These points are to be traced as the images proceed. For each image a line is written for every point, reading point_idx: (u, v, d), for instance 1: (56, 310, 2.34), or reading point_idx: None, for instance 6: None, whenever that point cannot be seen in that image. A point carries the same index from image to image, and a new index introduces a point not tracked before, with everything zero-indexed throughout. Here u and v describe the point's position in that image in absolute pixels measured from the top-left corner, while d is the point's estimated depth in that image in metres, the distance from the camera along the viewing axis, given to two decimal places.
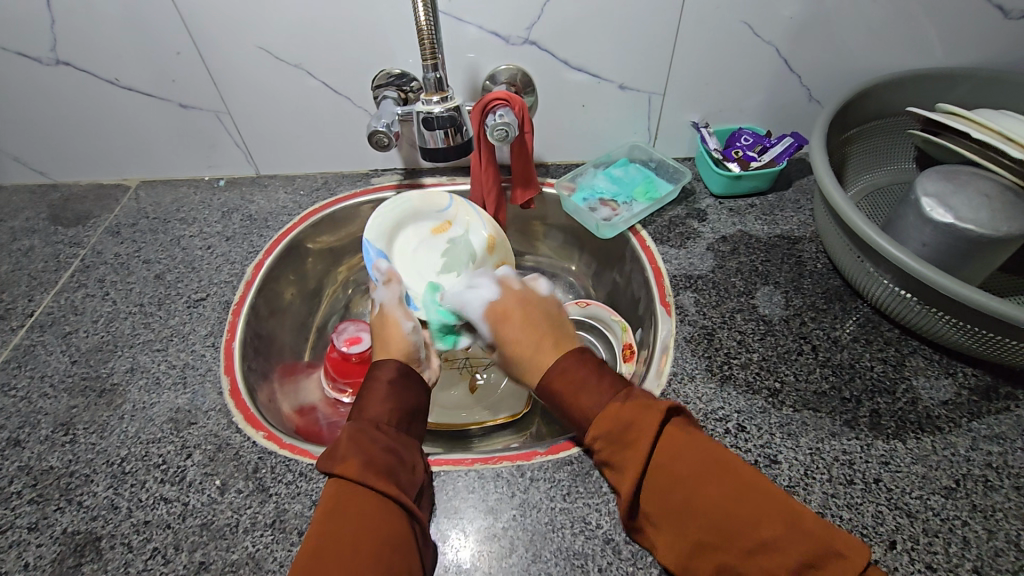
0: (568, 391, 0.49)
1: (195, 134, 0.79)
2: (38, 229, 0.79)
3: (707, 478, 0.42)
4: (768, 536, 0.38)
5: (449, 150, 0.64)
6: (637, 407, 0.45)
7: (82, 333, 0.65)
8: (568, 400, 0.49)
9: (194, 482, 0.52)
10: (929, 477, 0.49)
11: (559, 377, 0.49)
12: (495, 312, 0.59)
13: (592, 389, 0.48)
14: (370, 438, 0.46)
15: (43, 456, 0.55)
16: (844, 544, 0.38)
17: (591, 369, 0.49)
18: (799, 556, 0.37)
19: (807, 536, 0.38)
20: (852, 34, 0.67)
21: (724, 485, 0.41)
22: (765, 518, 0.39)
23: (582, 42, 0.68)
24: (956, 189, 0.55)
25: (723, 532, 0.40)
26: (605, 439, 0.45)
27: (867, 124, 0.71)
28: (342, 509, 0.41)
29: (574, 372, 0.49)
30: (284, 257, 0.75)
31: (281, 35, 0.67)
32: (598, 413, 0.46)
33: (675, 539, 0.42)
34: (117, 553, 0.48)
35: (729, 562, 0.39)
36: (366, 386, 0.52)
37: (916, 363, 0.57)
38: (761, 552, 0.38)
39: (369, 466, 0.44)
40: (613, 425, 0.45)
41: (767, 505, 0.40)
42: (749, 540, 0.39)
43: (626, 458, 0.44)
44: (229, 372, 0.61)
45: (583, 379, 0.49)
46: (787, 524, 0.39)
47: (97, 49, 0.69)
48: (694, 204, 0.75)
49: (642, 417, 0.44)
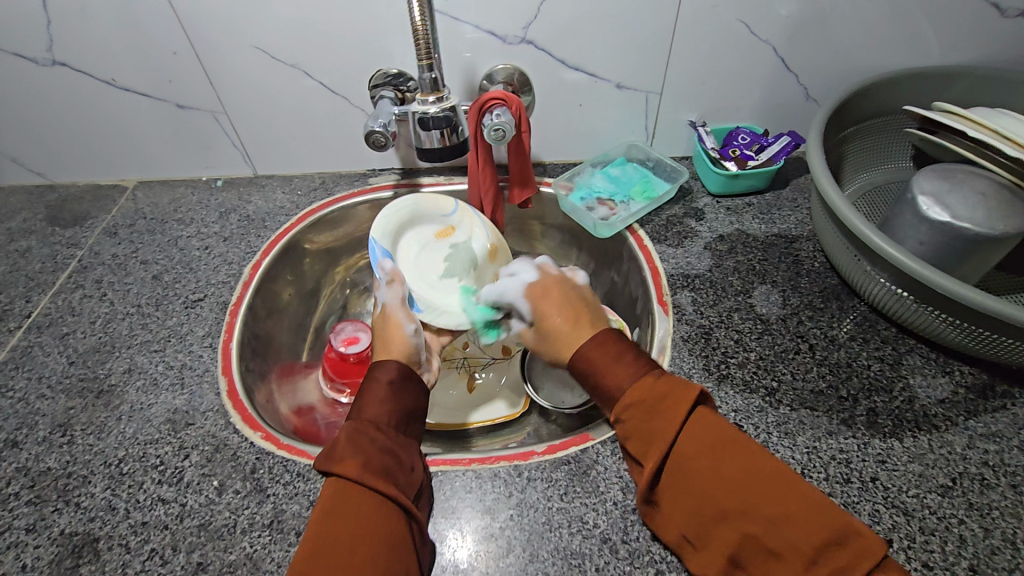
0: (601, 360, 0.48)
1: (192, 135, 0.79)
2: (35, 229, 0.79)
3: (732, 453, 0.42)
4: (792, 509, 0.39)
5: (445, 150, 0.64)
6: (673, 382, 0.45)
7: (80, 334, 0.65)
8: (599, 370, 0.48)
9: (192, 483, 0.52)
10: (925, 475, 0.49)
11: (595, 348, 0.49)
12: (536, 292, 0.57)
13: (625, 362, 0.48)
14: (368, 438, 0.46)
15: (41, 457, 0.55)
16: (860, 528, 0.38)
17: (625, 346, 0.49)
18: (816, 530, 0.38)
19: (827, 514, 0.38)
20: (849, 33, 0.67)
21: (750, 460, 0.41)
22: (789, 492, 0.39)
23: (579, 42, 0.68)
24: (952, 188, 0.55)
25: (748, 503, 0.40)
26: (637, 406, 0.45)
27: (864, 123, 0.71)
28: (340, 508, 0.41)
29: (608, 345, 0.49)
30: (282, 257, 0.75)
31: (277, 35, 0.67)
32: (632, 383, 0.46)
33: (696, 511, 0.42)
34: (115, 554, 0.48)
35: (753, 532, 0.39)
36: (365, 386, 0.51)
37: (913, 362, 0.57)
38: (785, 524, 0.38)
39: (369, 467, 0.43)
40: (649, 394, 0.45)
41: (790, 480, 0.40)
42: (775, 511, 0.39)
43: (656, 428, 0.44)
44: (227, 373, 0.61)
45: (616, 353, 0.49)
46: (808, 500, 0.39)
47: (93, 50, 0.69)
48: (692, 203, 0.75)
49: (677, 391, 0.44)
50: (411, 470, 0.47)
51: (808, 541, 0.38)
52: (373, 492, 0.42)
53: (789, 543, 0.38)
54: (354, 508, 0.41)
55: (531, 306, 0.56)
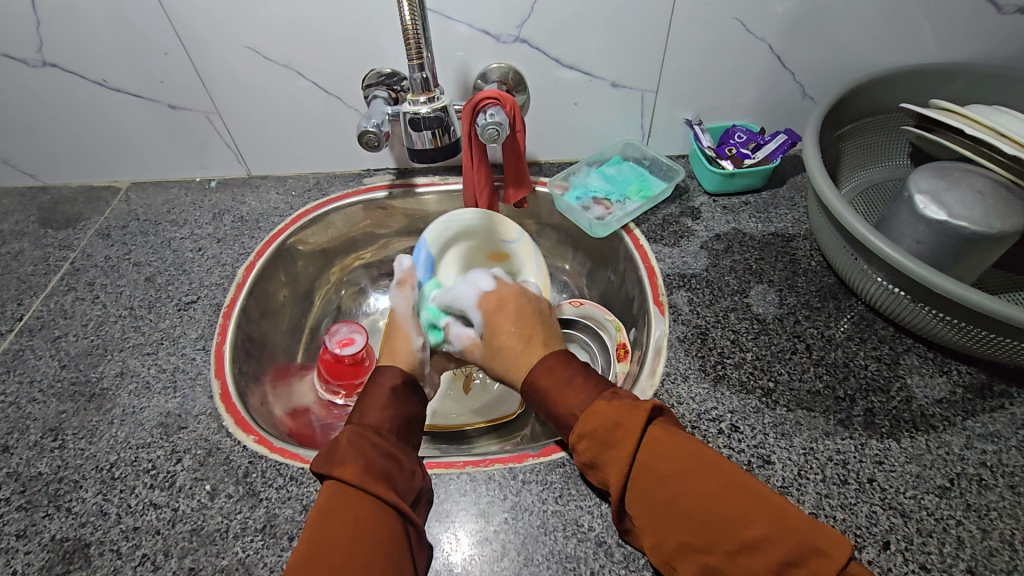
0: (552, 388, 0.49)
1: (185, 135, 0.78)
2: (27, 231, 0.78)
3: (690, 480, 0.41)
4: (753, 537, 0.38)
5: (436, 151, 0.64)
6: (623, 406, 0.45)
7: (71, 337, 0.65)
8: (552, 400, 0.48)
9: (184, 487, 0.52)
10: (923, 477, 0.49)
11: (547, 373, 0.50)
12: (489, 303, 0.57)
13: (575, 389, 0.48)
14: (370, 442, 0.45)
15: (32, 462, 0.54)
16: (829, 540, 0.37)
17: (573, 369, 0.50)
18: (779, 556, 0.37)
19: (791, 536, 0.37)
20: (845, 29, 0.67)
21: (708, 486, 0.40)
22: (751, 518, 0.38)
23: (573, 40, 0.67)
24: (949, 186, 0.54)
25: (707, 533, 0.39)
26: (590, 437, 0.45)
27: (861, 121, 0.70)
28: (337, 511, 0.41)
29: (558, 372, 0.49)
30: (276, 259, 0.75)
31: (270, 34, 0.66)
32: (584, 413, 0.46)
33: (659, 538, 0.42)
34: (106, 560, 0.48)
35: (713, 562, 0.39)
36: (370, 390, 0.52)
37: (911, 362, 0.57)
38: (745, 554, 0.38)
39: (369, 471, 0.43)
40: (600, 425, 0.45)
41: (751, 504, 0.39)
42: (733, 542, 0.38)
43: (611, 459, 0.44)
44: (220, 376, 0.61)
45: (566, 379, 0.49)
46: (772, 525, 0.38)
47: (85, 51, 0.68)
48: (688, 202, 0.75)
49: (627, 418, 0.44)
50: (413, 476, 0.46)
51: (768, 570, 0.37)
52: (372, 496, 0.42)
53: (747, 572, 0.38)
54: (350, 511, 0.41)
55: (484, 317, 0.56)
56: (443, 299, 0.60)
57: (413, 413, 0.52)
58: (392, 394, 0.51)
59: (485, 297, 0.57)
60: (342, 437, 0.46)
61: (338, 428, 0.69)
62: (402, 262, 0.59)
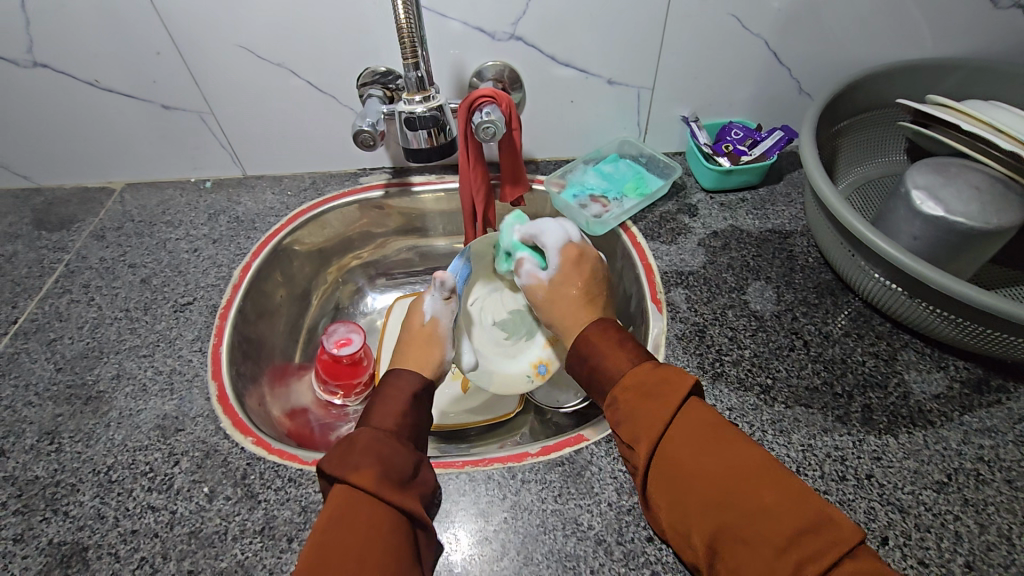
0: (603, 342, 0.52)
1: (180, 135, 0.77)
2: (22, 233, 0.78)
3: (717, 448, 0.42)
4: (771, 504, 0.39)
5: (432, 150, 0.64)
6: (674, 367, 0.48)
7: (67, 340, 0.64)
8: (602, 353, 0.51)
9: (182, 490, 0.52)
10: (921, 472, 0.49)
11: (597, 332, 0.53)
12: (569, 254, 0.60)
13: (626, 350, 0.51)
14: (384, 447, 0.45)
15: (28, 466, 0.54)
16: (842, 524, 0.37)
17: (625, 335, 0.53)
18: (796, 526, 0.37)
19: (808, 507, 0.38)
20: (841, 24, 0.67)
21: (732, 454, 0.42)
22: (767, 486, 0.39)
23: (569, 38, 0.67)
24: (946, 181, 0.54)
25: (727, 495, 0.40)
26: (636, 389, 0.47)
27: (856, 117, 0.70)
28: (351, 514, 0.41)
29: (609, 332, 0.53)
30: (272, 259, 0.74)
31: (262, 33, 0.66)
32: (633, 368, 0.49)
33: (679, 501, 0.42)
34: (104, 563, 0.48)
35: (729, 524, 0.39)
36: (381, 394, 0.51)
37: (908, 357, 0.57)
38: (762, 515, 0.38)
39: (383, 478, 0.43)
40: (649, 377, 0.47)
41: (769, 475, 0.40)
42: (754, 505, 0.39)
43: (647, 411, 0.45)
44: (217, 378, 0.61)
45: (615, 340, 0.52)
46: (791, 495, 0.39)
47: (76, 51, 0.67)
48: (685, 199, 0.75)
49: (675, 376, 0.46)
50: (422, 482, 0.46)
51: (779, 534, 0.37)
52: (385, 503, 0.42)
53: (762, 535, 0.38)
54: (364, 517, 0.41)
55: (560, 264, 0.60)
56: (525, 233, 0.63)
57: (421, 417, 0.52)
58: (405, 399, 0.51)
59: (567, 248, 0.60)
60: (356, 441, 0.45)
61: (336, 428, 0.70)
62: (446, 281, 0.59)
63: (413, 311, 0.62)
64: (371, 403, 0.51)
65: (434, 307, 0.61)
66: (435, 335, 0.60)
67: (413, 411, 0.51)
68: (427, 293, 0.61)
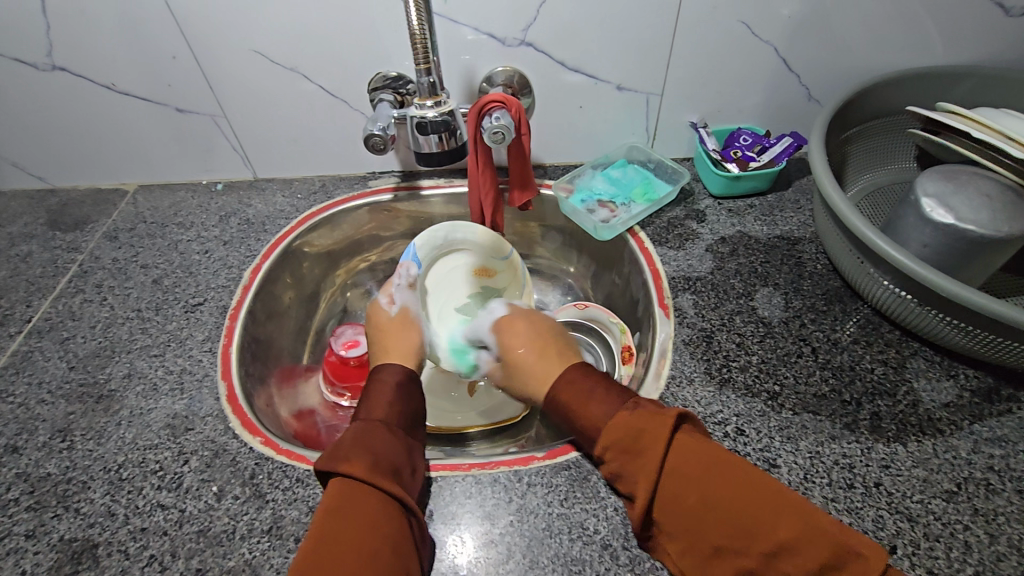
0: (573, 398, 0.50)
1: (193, 138, 0.78)
2: (37, 234, 0.79)
3: (721, 482, 0.41)
4: (785, 536, 0.39)
5: (443, 154, 0.64)
6: (644, 416, 0.45)
7: (80, 339, 0.65)
8: (576, 409, 0.49)
9: (191, 488, 0.52)
10: (930, 481, 0.49)
11: (567, 386, 0.51)
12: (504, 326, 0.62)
13: (598, 400, 0.48)
14: (375, 438, 0.46)
15: (41, 462, 0.55)
16: (859, 543, 0.38)
17: (593, 382, 0.50)
18: (815, 560, 0.38)
19: (819, 532, 0.38)
20: (851, 32, 0.67)
21: (735, 488, 0.41)
22: (782, 518, 0.39)
23: (579, 45, 0.67)
24: (956, 189, 0.54)
25: (742, 537, 0.40)
26: (616, 447, 0.45)
27: (866, 124, 0.70)
28: (346, 504, 0.41)
29: (579, 383, 0.50)
30: (282, 261, 0.75)
31: (276, 37, 0.67)
32: (608, 422, 0.46)
33: (691, 542, 0.42)
34: (113, 560, 0.48)
35: (750, 565, 0.40)
36: (369, 389, 0.52)
37: (918, 365, 0.57)
38: (778, 554, 0.39)
39: (375, 468, 0.44)
40: (624, 435, 0.45)
41: (777, 505, 0.40)
42: (767, 542, 0.39)
43: (638, 468, 0.44)
44: (227, 377, 0.61)
45: (590, 391, 0.49)
46: (802, 524, 0.39)
47: (92, 55, 0.69)
48: (693, 204, 0.75)
49: (652, 427, 0.44)
50: (414, 475, 0.47)
51: (800, 570, 0.38)
52: (379, 491, 0.42)
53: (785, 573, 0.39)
54: (361, 506, 0.41)
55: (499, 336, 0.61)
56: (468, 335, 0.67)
57: (413, 408, 0.52)
58: (393, 389, 0.52)
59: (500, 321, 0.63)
60: (346, 437, 0.46)
61: (343, 429, 0.70)
62: (410, 269, 0.65)
63: (377, 308, 0.64)
64: (361, 399, 0.51)
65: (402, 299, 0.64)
66: (409, 322, 0.63)
67: (404, 401, 0.52)
68: (388, 288, 0.65)
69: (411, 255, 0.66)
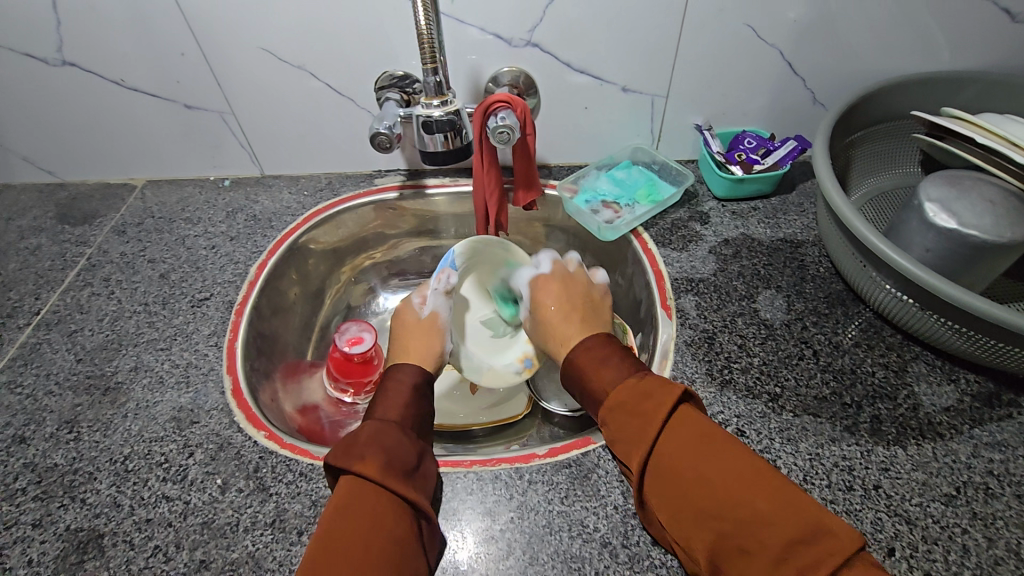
0: (587, 362, 0.51)
1: (201, 134, 0.79)
2: (45, 227, 0.80)
3: (707, 451, 0.42)
4: (763, 508, 0.38)
5: (448, 153, 0.64)
6: (656, 384, 0.46)
7: (87, 332, 0.66)
8: (587, 371, 0.51)
9: (196, 481, 0.53)
10: (929, 484, 0.49)
11: (583, 351, 0.52)
12: (542, 282, 0.61)
13: (610, 365, 0.50)
14: (388, 438, 0.46)
15: (48, 453, 0.55)
16: (837, 526, 0.37)
17: (612, 349, 0.51)
18: (790, 533, 0.37)
19: (797, 510, 0.38)
20: (857, 36, 0.67)
21: (721, 458, 0.41)
22: (762, 491, 0.39)
23: (585, 46, 0.68)
24: (959, 195, 0.54)
25: (720, 503, 0.40)
26: (619, 406, 0.46)
27: (871, 129, 0.70)
28: (356, 504, 0.42)
29: (597, 348, 0.52)
30: (288, 257, 0.76)
31: (285, 35, 0.67)
32: (615, 385, 0.48)
33: (673, 508, 0.42)
34: (119, 550, 0.49)
35: (726, 533, 0.39)
36: (384, 388, 0.52)
37: (919, 369, 0.57)
38: (753, 523, 0.38)
39: (388, 469, 0.44)
40: (629, 395, 0.46)
41: (761, 479, 0.40)
42: (744, 509, 0.39)
43: (634, 427, 0.45)
44: (232, 372, 0.62)
45: (603, 356, 0.51)
46: (784, 501, 0.38)
47: (103, 51, 0.69)
48: (697, 206, 0.75)
49: (655, 390, 0.46)
50: (424, 476, 0.47)
51: (774, 542, 0.37)
52: (390, 492, 0.43)
53: (758, 544, 0.37)
54: (370, 507, 0.42)
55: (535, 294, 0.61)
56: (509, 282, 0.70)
57: (424, 409, 0.53)
58: (407, 390, 0.52)
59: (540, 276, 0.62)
60: (360, 435, 0.46)
61: (347, 426, 0.70)
62: (449, 276, 0.63)
63: (407, 304, 0.63)
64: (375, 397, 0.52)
65: (434, 302, 0.63)
66: (434, 328, 0.62)
67: (416, 403, 0.52)
68: (423, 290, 0.63)
69: (450, 261, 0.63)
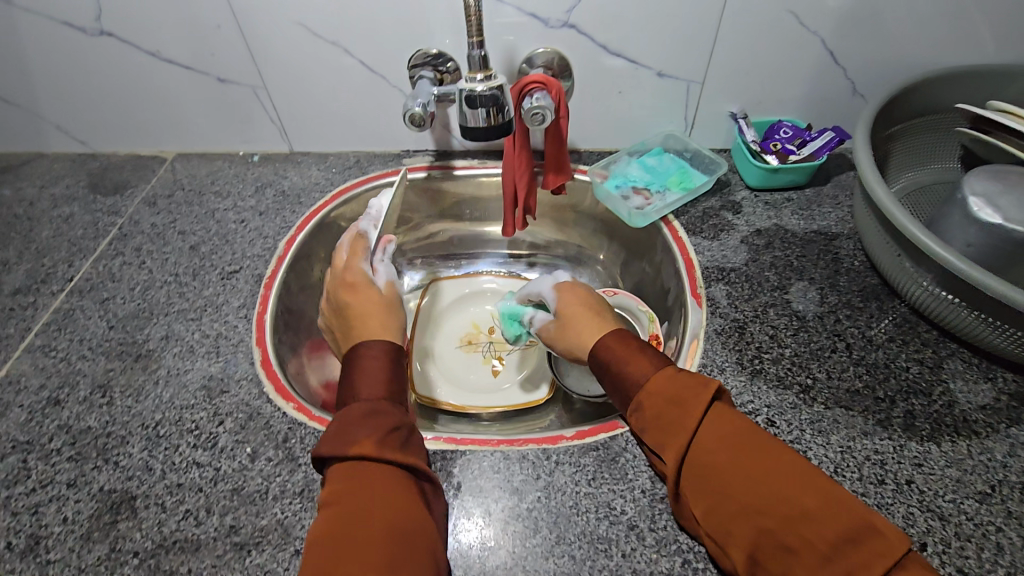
0: (623, 350, 0.50)
1: (232, 108, 0.79)
2: (78, 196, 0.81)
3: (749, 449, 0.41)
4: (811, 506, 0.38)
5: (490, 129, 0.62)
6: (691, 378, 0.45)
7: (119, 300, 0.67)
8: (622, 361, 0.49)
9: (226, 448, 0.54)
10: (963, 481, 0.48)
11: (617, 339, 0.51)
12: (563, 288, 0.62)
13: (645, 355, 0.49)
14: (379, 414, 0.45)
15: (82, 416, 0.56)
16: (884, 526, 0.36)
17: (644, 342, 0.51)
18: (840, 532, 0.37)
19: (844, 509, 0.37)
20: (902, 26, 0.65)
21: (764, 455, 0.41)
22: (809, 487, 0.39)
23: (623, 28, 0.67)
24: (1005, 190, 0.53)
25: (765, 500, 0.39)
26: (657, 397, 0.46)
27: (912, 122, 0.69)
28: (358, 482, 0.41)
29: (629, 340, 0.51)
30: (316, 233, 0.76)
31: (320, 10, 0.67)
32: (652, 375, 0.47)
33: (713, 501, 0.41)
34: (150, 512, 0.50)
35: (772, 530, 0.38)
36: (356, 363, 0.50)
37: (954, 366, 0.56)
38: (801, 520, 0.37)
39: (384, 444, 0.43)
40: (667, 387, 0.46)
41: (807, 476, 0.39)
42: (793, 506, 0.38)
43: (674, 420, 0.44)
44: (261, 344, 0.62)
45: (638, 348, 0.50)
46: (830, 500, 0.38)
47: (139, 21, 0.70)
48: (729, 195, 0.74)
49: (695, 384, 0.45)
50: (418, 441, 0.47)
51: (823, 541, 0.37)
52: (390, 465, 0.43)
53: (801, 540, 0.37)
54: (374, 481, 0.41)
55: (558, 297, 0.61)
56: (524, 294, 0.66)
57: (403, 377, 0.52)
58: (380, 363, 0.50)
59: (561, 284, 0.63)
60: (350, 416, 0.45)
61: None
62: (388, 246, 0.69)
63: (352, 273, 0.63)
64: (350, 374, 0.50)
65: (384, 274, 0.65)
66: (392, 299, 0.62)
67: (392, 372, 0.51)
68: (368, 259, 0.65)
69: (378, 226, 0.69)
